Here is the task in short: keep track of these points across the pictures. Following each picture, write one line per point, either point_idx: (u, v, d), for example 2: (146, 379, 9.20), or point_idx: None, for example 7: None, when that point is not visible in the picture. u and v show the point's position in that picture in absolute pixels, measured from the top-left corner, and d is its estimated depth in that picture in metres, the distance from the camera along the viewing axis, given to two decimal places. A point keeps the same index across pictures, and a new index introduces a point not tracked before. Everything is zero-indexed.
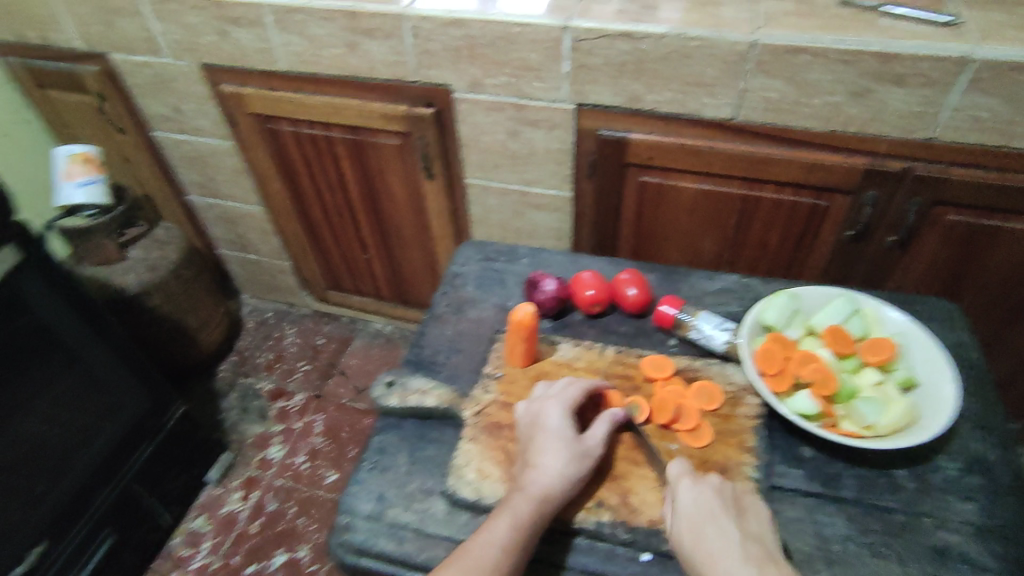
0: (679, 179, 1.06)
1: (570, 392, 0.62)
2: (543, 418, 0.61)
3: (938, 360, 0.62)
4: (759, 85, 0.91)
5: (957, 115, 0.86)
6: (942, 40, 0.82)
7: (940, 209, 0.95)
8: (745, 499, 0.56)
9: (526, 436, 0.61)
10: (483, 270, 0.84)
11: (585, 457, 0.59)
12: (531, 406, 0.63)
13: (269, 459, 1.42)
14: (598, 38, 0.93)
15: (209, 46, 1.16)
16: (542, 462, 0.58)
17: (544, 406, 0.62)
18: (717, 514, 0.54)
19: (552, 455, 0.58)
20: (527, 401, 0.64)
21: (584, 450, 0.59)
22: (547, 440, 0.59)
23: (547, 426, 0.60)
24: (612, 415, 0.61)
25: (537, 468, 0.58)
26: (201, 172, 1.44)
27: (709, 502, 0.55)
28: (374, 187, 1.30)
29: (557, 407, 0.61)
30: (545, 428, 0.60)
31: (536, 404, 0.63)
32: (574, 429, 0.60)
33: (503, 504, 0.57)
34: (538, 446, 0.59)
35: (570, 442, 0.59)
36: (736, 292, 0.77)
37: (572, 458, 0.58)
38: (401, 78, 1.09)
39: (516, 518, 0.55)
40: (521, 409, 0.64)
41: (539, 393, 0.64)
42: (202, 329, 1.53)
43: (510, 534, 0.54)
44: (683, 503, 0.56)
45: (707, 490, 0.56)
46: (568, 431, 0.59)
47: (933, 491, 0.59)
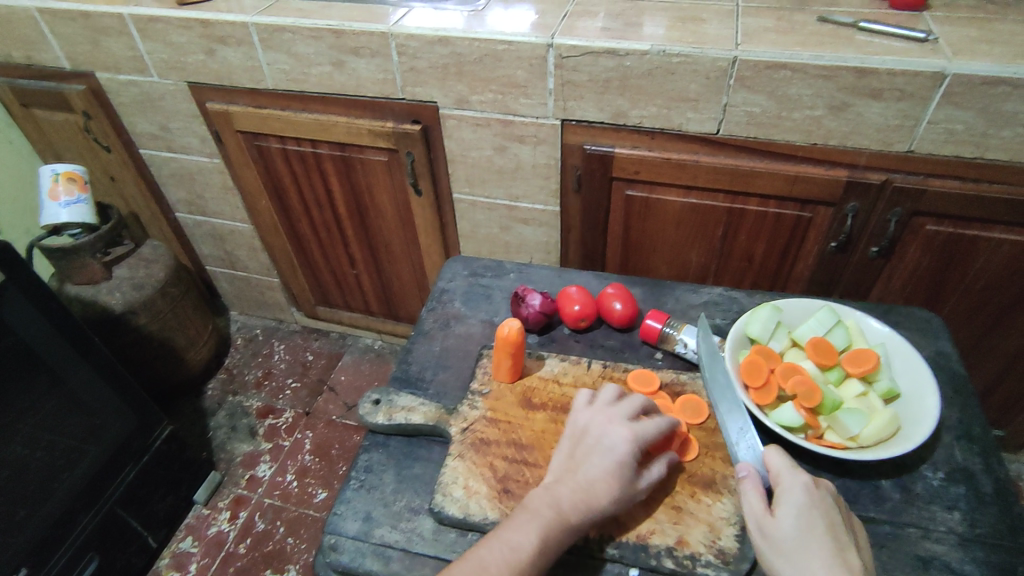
0: (664, 193, 1.07)
1: (652, 426, 0.60)
2: (607, 442, 0.59)
3: (919, 370, 0.62)
4: (740, 100, 0.92)
5: (934, 128, 0.87)
6: (916, 55, 0.83)
7: (920, 219, 0.97)
8: (849, 517, 0.55)
9: (583, 448, 0.60)
10: (470, 285, 0.84)
11: (630, 497, 0.57)
12: (601, 420, 0.61)
13: (258, 477, 1.41)
14: (582, 55, 0.94)
15: (196, 64, 1.16)
16: (592, 487, 0.57)
17: (618, 429, 0.60)
18: (838, 527, 0.52)
19: (606, 487, 0.56)
20: (595, 410, 0.62)
21: (634, 491, 0.57)
22: (608, 466, 0.57)
23: (613, 451, 0.58)
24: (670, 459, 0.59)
25: (583, 491, 0.56)
26: (188, 190, 1.44)
27: (831, 512, 0.53)
28: (362, 203, 1.30)
29: (634, 438, 0.59)
30: (611, 453, 0.58)
31: (613, 424, 0.60)
32: (637, 465, 0.58)
33: (535, 512, 0.55)
34: (592, 470, 0.57)
35: (626, 478, 0.57)
36: (720, 304, 0.78)
37: (620, 496, 0.57)
38: (388, 95, 1.10)
39: (545, 540, 0.54)
40: (588, 418, 0.62)
41: (617, 412, 0.61)
42: (190, 347, 1.52)
43: (534, 552, 0.53)
44: (798, 497, 0.53)
45: (827, 497, 0.54)
46: (633, 467, 0.58)
47: (918, 501, 0.59)
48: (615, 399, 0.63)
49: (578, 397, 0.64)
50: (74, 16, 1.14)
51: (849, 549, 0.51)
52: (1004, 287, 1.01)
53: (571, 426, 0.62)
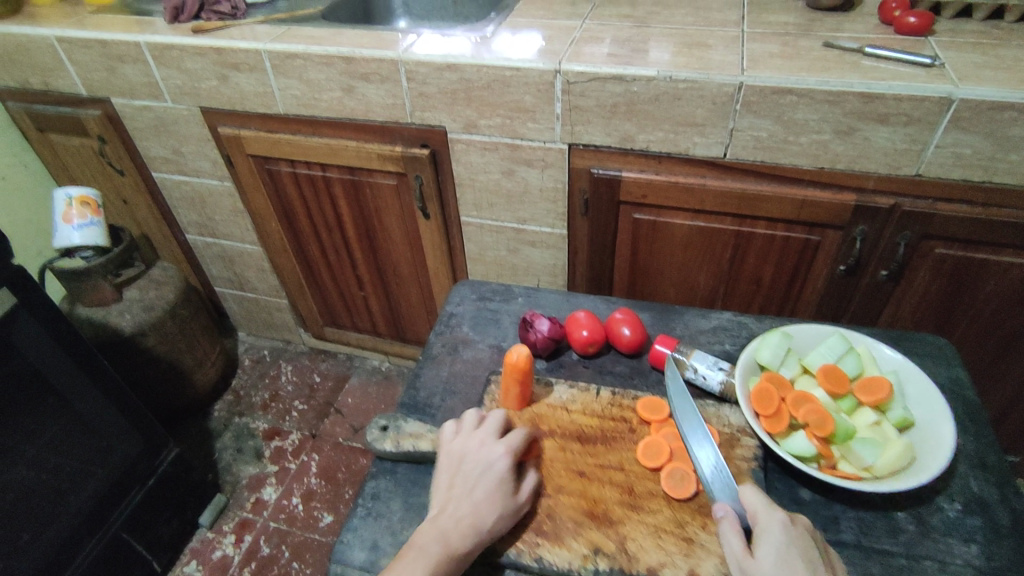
0: (672, 216, 1.07)
1: (515, 438, 0.62)
2: (484, 463, 0.61)
3: (933, 398, 0.62)
4: (747, 124, 0.93)
5: (942, 152, 0.87)
6: (923, 81, 0.84)
7: (929, 243, 0.96)
8: (829, 552, 0.54)
9: (460, 474, 0.61)
10: (478, 310, 0.84)
11: (515, 513, 0.59)
12: (473, 444, 0.62)
13: (263, 500, 1.40)
14: (589, 81, 0.95)
15: (209, 90, 1.18)
16: (478, 509, 0.58)
17: (489, 448, 0.62)
18: (817, 564, 0.51)
19: (490, 508, 0.58)
20: (466, 437, 0.63)
21: (516, 504, 0.59)
22: (486, 487, 0.59)
23: (492, 471, 0.60)
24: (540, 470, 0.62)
25: (469, 516, 0.57)
26: (200, 212, 1.46)
27: (809, 548, 0.52)
28: (371, 225, 1.31)
29: (506, 455, 0.61)
30: (491, 474, 0.60)
31: (483, 445, 0.62)
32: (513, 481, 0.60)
33: (422, 549, 0.56)
34: (474, 492, 0.59)
35: (508, 493, 0.59)
36: (730, 330, 0.77)
37: (505, 514, 0.58)
38: (397, 120, 1.11)
39: (434, 571, 0.55)
40: (457, 445, 0.63)
41: (482, 433, 0.63)
42: (198, 368, 1.52)
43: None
44: (776, 535, 0.52)
45: (804, 533, 0.53)
46: (508, 483, 0.60)
47: (934, 533, 0.58)
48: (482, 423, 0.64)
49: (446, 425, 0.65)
50: (91, 44, 1.17)
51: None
52: (1017, 312, 1.00)
53: (445, 454, 0.63)
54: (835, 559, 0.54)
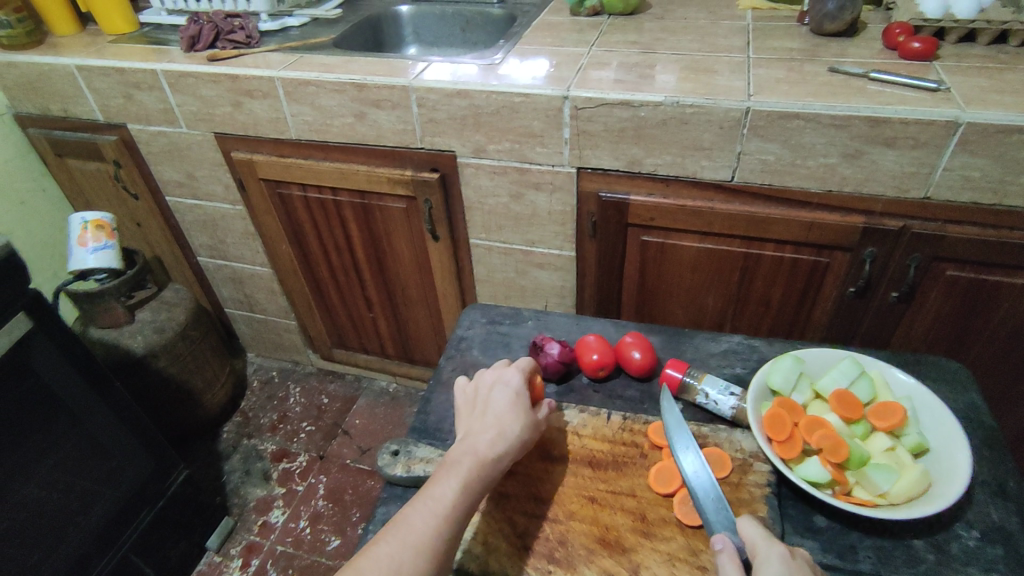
0: (680, 239, 1.08)
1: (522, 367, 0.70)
2: (499, 391, 0.68)
3: (948, 424, 0.61)
4: (755, 148, 0.93)
5: (950, 174, 0.88)
6: (929, 105, 0.84)
7: (940, 265, 0.96)
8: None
9: (480, 402, 0.68)
10: (488, 333, 0.84)
11: (534, 423, 0.66)
12: (490, 377, 0.70)
13: (271, 523, 1.39)
14: (597, 107, 0.96)
15: (223, 116, 1.20)
16: (497, 424, 0.64)
17: (502, 375, 0.69)
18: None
19: (510, 418, 0.65)
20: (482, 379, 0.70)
21: (533, 415, 0.66)
22: (503, 406, 0.66)
23: (504, 393, 0.67)
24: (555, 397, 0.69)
25: (490, 429, 0.64)
26: (212, 235, 1.47)
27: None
28: (380, 248, 1.32)
29: (516, 377, 0.69)
30: (503, 393, 0.67)
31: (495, 376, 0.70)
32: (528, 402, 0.68)
33: (455, 463, 0.62)
34: (494, 411, 0.66)
35: (522, 408, 0.66)
36: (740, 353, 0.77)
37: (524, 424, 0.65)
38: (407, 145, 1.13)
39: (468, 482, 0.60)
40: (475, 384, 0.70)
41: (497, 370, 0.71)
42: (207, 390, 1.53)
43: (459, 496, 0.59)
44: (776, 568, 0.50)
45: (804, 567, 0.51)
46: (522, 399, 0.67)
47: (954, 562, 0.57)
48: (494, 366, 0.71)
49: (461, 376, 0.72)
50: (110, 72, 1.20)
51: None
52: None
53: (465, 394, 0.70)
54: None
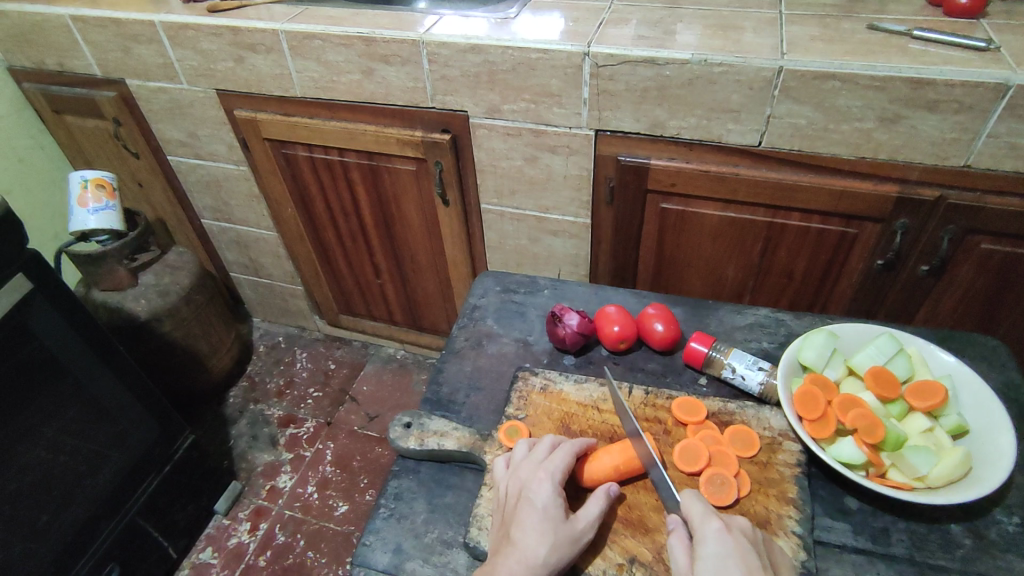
0: (701, 206, 1.03)
1: (560, 460, 0.58)
2: (529, 492, 0.56)
3: (991, 405, 0.58)
4: (786, 111, 0.88)
5: (994, 142, 0.82)
6: (977, 65, 0.79)
7: (974, 238, 0.92)
8: (772, 555, 0.52)
9: (509, 509, 0.56)
10: (502, 302, 0.81)
11: (572, 542, 0.53)
12: (520, 472, 0.58)
13: (279, 488, 1.39)
14: (619, 64, 0.91)
15: (225, 72, 1.15)
16: (524, 543, 0.53)
17: (530, 474, 0.57)
18: (754, 567, 0.49)
19: (537, 538, 0.53)
20: (514, 471, 0.59)
21: (572, 533, 0.54)
22: (530, 518, 0.54)
23: (534, 501, 0.55)
24: (607, 492, 0.56)
25: (515, 550, 0.52)
26: (215, 197, 1.43)
27: (744, 553, 0.50)
28: (389, 212, 1.28)
29: (547, 480, 0.56)
30: (532, 503, 0.55)
31: (526, 471, 0.58)
32: (562, 510, 0.55)
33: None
34: (520, 523, 0.54)
35: (556, 524, 0.54)
36: (767, 327, 0.74)
37: (557, 544, 0.53)
38: (417, 104, 1.08)
39: None
40: (507, 479, 0.59)
41: (528, 460, 0.59)
42: (213, 355, 1.51)
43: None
44: (712, 545, 0.50)
45: (740, 539, 0.51)
46: (555, 510, 0.55)
47: (992, 548, 0.55)
48: (530, 454, 0.60)
49: (495, 459, 0.61)
50: (105, 23, 1.14)
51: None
52: None
53: (499, 490, 0.59)
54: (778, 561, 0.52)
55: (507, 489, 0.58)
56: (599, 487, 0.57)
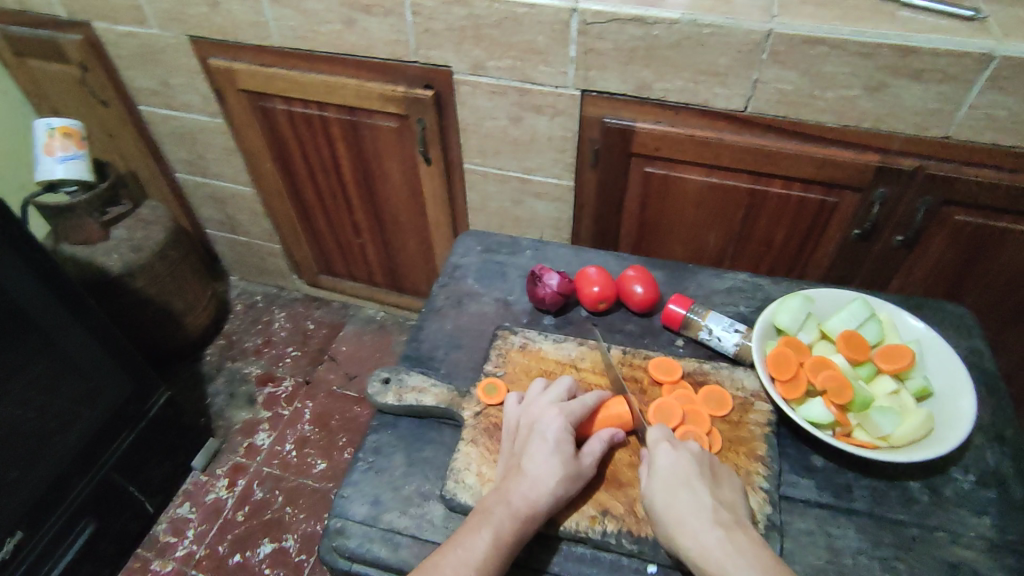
0: (685, 171, 1.03)
1: (573, 402, 0.60)
2: (542, 426, 0.57)
3: (955, 369, 0.60)
4: (773, 76, 0.88)
5: (975, 113, 0.83)
6: (964, 35, 0.79)
7: (950, 209, 0.93)
8: (719, 468, 0.56)
9: (521, 440, 0.58)
10: (484, 262, 0.81)
11: (579, 478, 0.56)
12: (533, 409, 0.59)
13: (257, 446, 1.39)
14: (608, 22, 0.89)
15: (199, 18, 1.10)
16: (535, 475, 0.55)
17: (543, 411, 0.59)
18: (693, 477, 0.54)
19: (548, 470, 0.55)
20: (528, 406, 0.60)
21: (579, 469, 0.56)
22: (542, 451, 0.56)
23: (546, 434, 0.57)
24: (611, 436, 0.59)
25: (528, 479, 0.54)
26: (189, 149, 1.39)
27: (685, 465, 0.55)
28: (369, 170, 1.26)
29: (561, 419, 0.58)
30: (544, 436, 0.57)
31: (540, 408, 0.59)
32: (572, 445, 0.57)
33: (486, 513, 0.53)
34: (532, 454, 0.56)
35: (566, 459, 0.56)
36: (745, 291, 0.75)
37: (566, 477, 0.55)
38: (400, 57, 1.05)
39: (499, 539, 0.52)
40: (518, 414, 0.60)
41: (541, 399, 0.60)
42: (189, 312, 1.49)
43: (490, 551, 0.51)
44: (658, 461, 0.56)
45: (685, 455, 0.55)
46: (567, 446, 0.56)
47: (947, 504, 0.57)
48: (544, 392, 0.61)
49: (508, 394, 0.63)
50: None
51: (705, 492, 0.53)
52: None
53: (508, 423, 0.60)
54: (721, 469, 0.56)
55: (519, 423, 0.60)
56: (604, 430, 0.59)
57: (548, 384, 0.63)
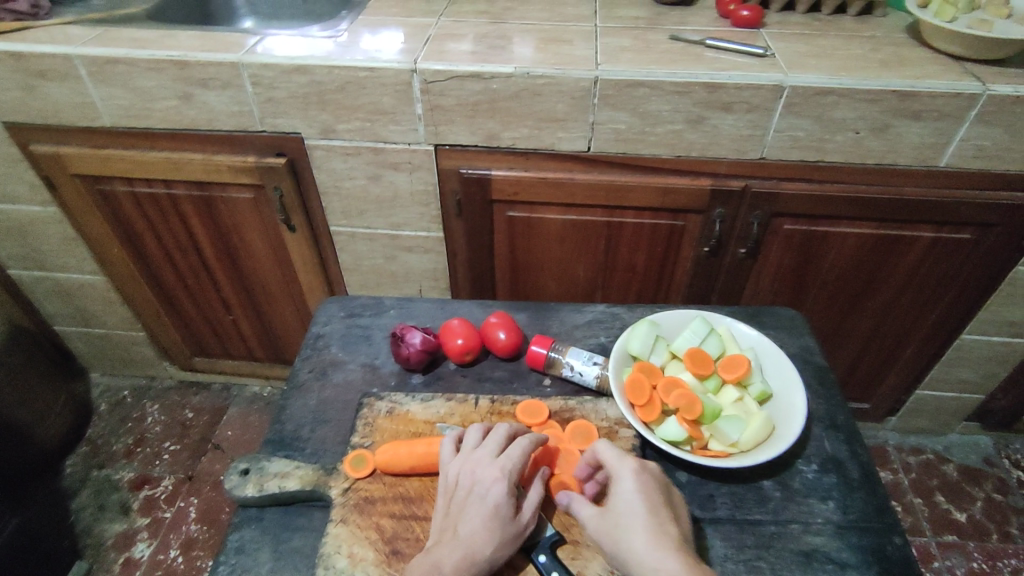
0: (545, 212, 1.07)
1: (515, 456, 0.59)
2: (479, 485, 0.56)
3: (787, 370, 0.67)
4: (606, 118, 0.94)
5: (780, 135, 0.94)
6: (757, 70, 0.90)
7: (778, 220, 1.04)
8: (673, 495, 0.58)
9: (458, 500, 0.57)
10: (347, 327, 0.79)
11: (517, 539, 0.55)
12: (471, 464, 0.58)
13: (135, 559, 1.25)
14: (447, 80, 0.92)
15: (15, 103, 1.02)
16: (471, 539, 0.53)
17: (482, 469, 0.57)
18: (657, 505, 0.55)
19: (485, 536, 0.54)
20: (464, 459, 0.59)
21: (518, 530, 0.55)
22: (479, 514, 0.55)
23: (486, 496, 0.56)
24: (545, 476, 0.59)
25: (462, 545, 0.53)
26: (22, 243, 1.26)
27: (651, 490, 0.56)
28: (230, 243, 1.20)
29: (501, 479, 0.56)
30: (484, 499, 0.55)
31: (480, 464, 0.58)
32: (512, 504, 0.56)
33: None
34: (468, 517, 0.55)
35: (506, 521, 0.55)
36: (604, 322, 0.79)
37: (503, 541, 0.54)
38: (245, 128, 1.02)
39: None
40: (456, 467, 0.59)
41: (481, 453, 0.59)
42: (39, 422, 1.33)
43: None
44: (626, 484, 0.57)
45: (650, 478, 0.57)
46: (506, 509, 0.55)
47: (797, 496, 0.62)
48: (482, 443, 0.60)
49: (443, 442, 0.61)
50: None
51: (670, 522, 0.55)
52: (856, 275, 1.10)
53: (443, 478, 0.59)
54: (677, 500, 0.58)
55: (456, 479, 0.58)
56: (540, 472, 0.60)
57: (486, 432, 0.62)
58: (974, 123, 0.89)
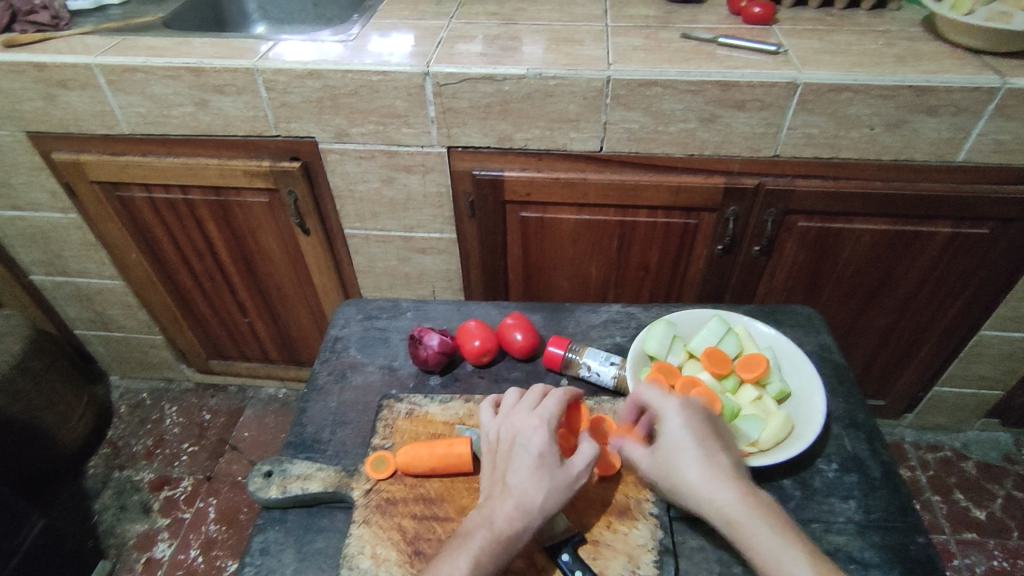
0: (557, 212, 1.07)
1: (552, 406, 0.61)
2: (521, 437, 0.59)
3: (806, 369, 0.68)
4: (618, 117, 0.94)
5: (794, 133, 0.93)
6: (771, 68, 0.89)
7: (793, 218, 1.03)
8: (718, 422, 0.60)
9: (502, 454, 0.59)
10: (365, 330, 0.80)
11: (568, 487, 0.56)
12: (511, 419, 0.61)
13: (156, 559, 1.27)
14: (460, 82, 0.93)
15: (35, 112, 1.04)
16: (520, 490, 0.56)
17: (524, 421, 0.60)
18: (708, 437, 0.58)
19: (535, 482, 0.56)
20: (507, 415, 0.62)
21: (569, 478, 0.57)
22: (525, 465, 0.57)
23: (529, 447, 0.58)
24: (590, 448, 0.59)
25: (512, 495, 0.55)
26: (43, 249, 1.28)
27: (698, 424, 0.58)
28: (246, 247, 1.21)
29: (541, 427, 0.59)
30: (527, 450, 0.58)
31: (519, 418, 0.60)
32: (558, 454, 0.58)
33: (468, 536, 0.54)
34: (515, 468, 0.57)
35: (554, 469, 0.57)
36: (620, 322, 0.79)
37: (553, 488, 0.56)
38: (261, 133, 1.03)
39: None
40: (496, 425, 0.61)
41: (519, 407, 0.61)
42: (62, 425, 1.35)
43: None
44: (675, 419, 0.59)
45: (697, 412, 0.59)
46: (551, 456, 0.58)
47: (817, 495, 0.62)
48: (519, 400, 0.63)
49: (483, 406, 0.64)
50: None
51: (720, 453, 0.57)
52: (872, 270, 1.09)
53: (486, 437, 0.61)
54: (727, 429, 0.60)
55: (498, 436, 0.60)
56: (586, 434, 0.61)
57: (523, 392, 0.65)
58: (992, 117, 0.88)
